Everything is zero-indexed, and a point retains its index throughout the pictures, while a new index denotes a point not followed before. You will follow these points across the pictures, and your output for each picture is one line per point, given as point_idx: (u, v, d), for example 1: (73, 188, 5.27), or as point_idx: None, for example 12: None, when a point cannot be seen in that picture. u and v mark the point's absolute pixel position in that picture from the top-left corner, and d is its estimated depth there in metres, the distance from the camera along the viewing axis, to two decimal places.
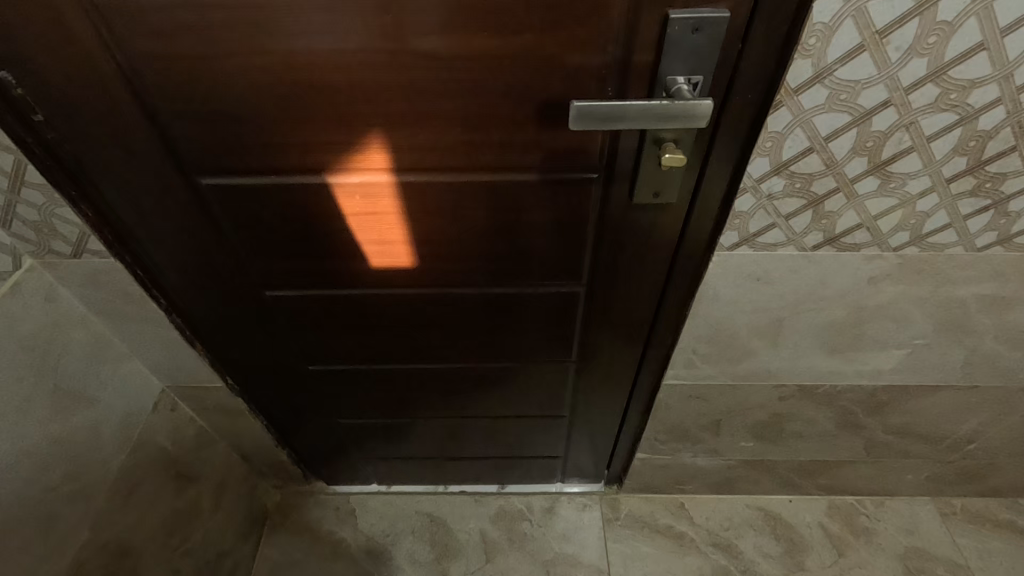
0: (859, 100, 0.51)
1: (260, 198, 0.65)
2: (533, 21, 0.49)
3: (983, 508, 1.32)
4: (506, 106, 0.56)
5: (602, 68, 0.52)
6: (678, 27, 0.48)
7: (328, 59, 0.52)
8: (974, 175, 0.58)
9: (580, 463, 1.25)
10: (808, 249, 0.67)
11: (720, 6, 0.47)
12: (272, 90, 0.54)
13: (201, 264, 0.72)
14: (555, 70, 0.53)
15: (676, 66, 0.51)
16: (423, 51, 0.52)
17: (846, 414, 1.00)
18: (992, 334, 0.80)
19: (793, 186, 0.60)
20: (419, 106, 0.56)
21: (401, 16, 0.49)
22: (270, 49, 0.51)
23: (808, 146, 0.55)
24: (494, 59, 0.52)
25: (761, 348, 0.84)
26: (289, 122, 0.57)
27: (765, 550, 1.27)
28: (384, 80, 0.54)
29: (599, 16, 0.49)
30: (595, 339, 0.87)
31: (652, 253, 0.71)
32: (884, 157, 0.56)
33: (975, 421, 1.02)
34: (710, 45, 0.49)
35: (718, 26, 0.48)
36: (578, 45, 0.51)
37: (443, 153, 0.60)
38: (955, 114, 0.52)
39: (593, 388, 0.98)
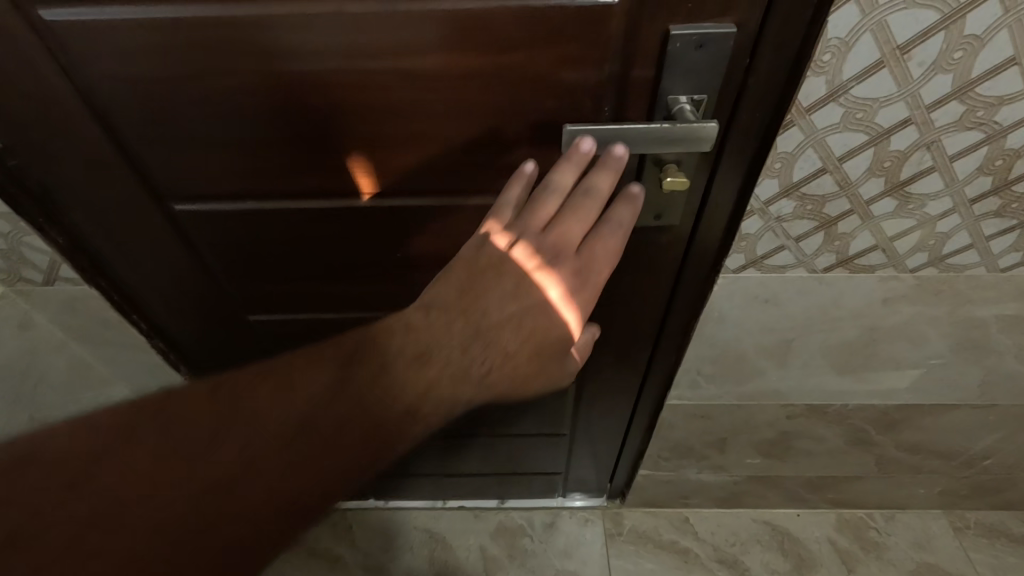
0: (876, 119, 0.47)
1: (240, 222, 0.61)
2: (522, 39, 0.46)
3: (998, 521, 1.28)
4: (497, 127, 0.52)
5: (599, 86, 0.48)
6: (681, 44, 0.44)
7: (304, 80, 0.49)
8: (999, 195, 0.54)
9: (581, 478, 1.22)
10: (819, 272, 0.63)
11: (726, 21, 0.43)
12: (248, 115, 0.51)
13: (181, 290, 0.69)
14: (548, 90, 0.49)
15: (679, 84, 0.47)
16: (406, 72, 0.48)
17: (857, 432, 0.97)
18: (1012, 353, 0.76)
19: (804, 208, 0.56)
20: (403, 126, 0.52)
21: (382, 34, 0.45)
22: (244, 72, 0.48)
23: (820, 166, 0.52)
24: (483, 78, 0.48)
25: (769, 369, 0.80)
26: (267, 146, 0.54)
27: (771, 566, 1.24)
28: (365, 101, 0.50)
29: (595, 32, 0.45)
30: (596, 359, 0.84)
31: (655, 274, 0.68)
32: (901, 178, 0.52)
33: (992, 437, 0.98)
34: (715, 62, 0.45)
35: (724, 41, 0.44)
36: (572, 62, 0.47)
37: (432, 175, 0.57)
38: (981, 133, 0.48)
39: (595, 405, 0.95)
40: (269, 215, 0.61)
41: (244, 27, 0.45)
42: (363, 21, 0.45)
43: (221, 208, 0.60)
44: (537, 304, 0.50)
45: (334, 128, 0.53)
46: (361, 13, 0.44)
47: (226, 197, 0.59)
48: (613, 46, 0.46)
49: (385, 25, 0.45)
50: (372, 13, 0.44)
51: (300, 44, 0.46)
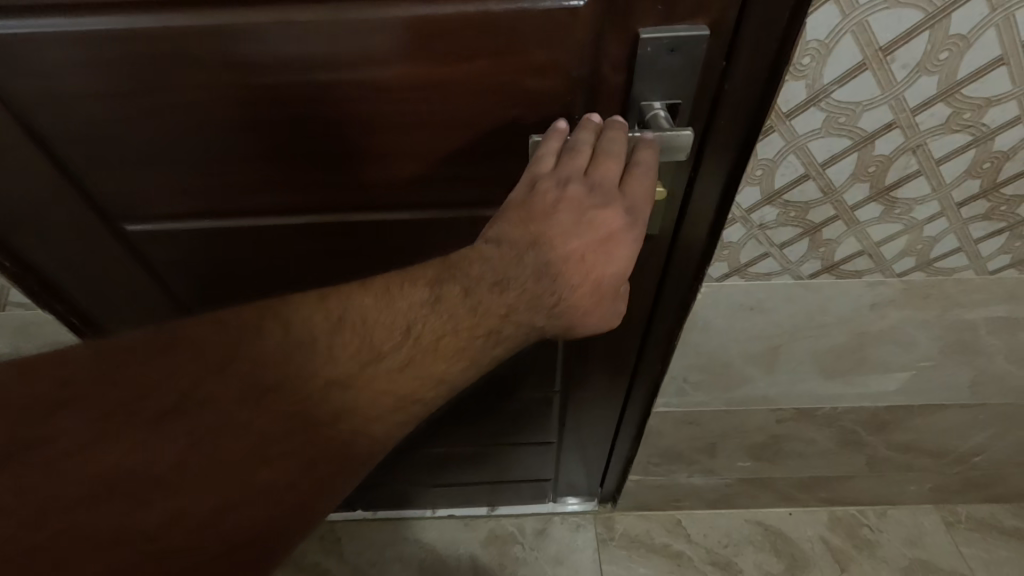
0: (860, 124, 0.45)
1: (198, 241, 0.58)
2: (483, 46, 0.43)
3: (989, 515, 1.27)
4: (464, 137, 0.49)
5: (568, 94, 0.46)
6: (651, 49, 0.42)
7: (254, 92, 0.45)
8: (987, 198, 0.52)
9: (572, 484, 1.20)
10: (805, 278, 0.61)
11: (699, 23, 0.41)
12: (193, 132, 0.48)
13: (141, 311, 0.65)
14: (514, 99, 0.46)
15: (652, 90, 0.45)
16: (362, 83, 0.45)
17: (847, 433, 0.95)
18: (1001, 354, 0.74)
19: (787, 215, 0.54)
20: (364, 138, 0.49)
21: (333, 44, 0.43)
22: (185, 87, 0.45)
23: (803, 172, 0.49)
24: (443, 88, 0.46)
25: (757, 375, 0.78)
26: (218, 164, 0.51)
27: (764, 567, 1.23)
28: (321, 113, 0.47)
29: (561, 38, 0.42)
30: (579, 369, 0.81)
31: (637, 284, 0.65)
32: (887, 183, 0.50)
33: (982, 435, 0.97)
34: (689, 67, 0.43)
35: (697, 45, 0.42)
36: (539, 69, 0.44)
37: (398, 188, 0.54)
38: (968, 135, 0.46)
39: (582, 415, 0.92)
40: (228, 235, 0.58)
41: (180, 39, 0.42)
42: (312, 31, 0.42)
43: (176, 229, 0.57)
44: (597, 244, 0.44)
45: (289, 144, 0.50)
46: (309, 22, 0.41)
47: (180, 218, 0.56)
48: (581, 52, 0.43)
49: (336, 34, 0.42)
50: (321, 21, 0.41)
51: (244, 56, 0.43)
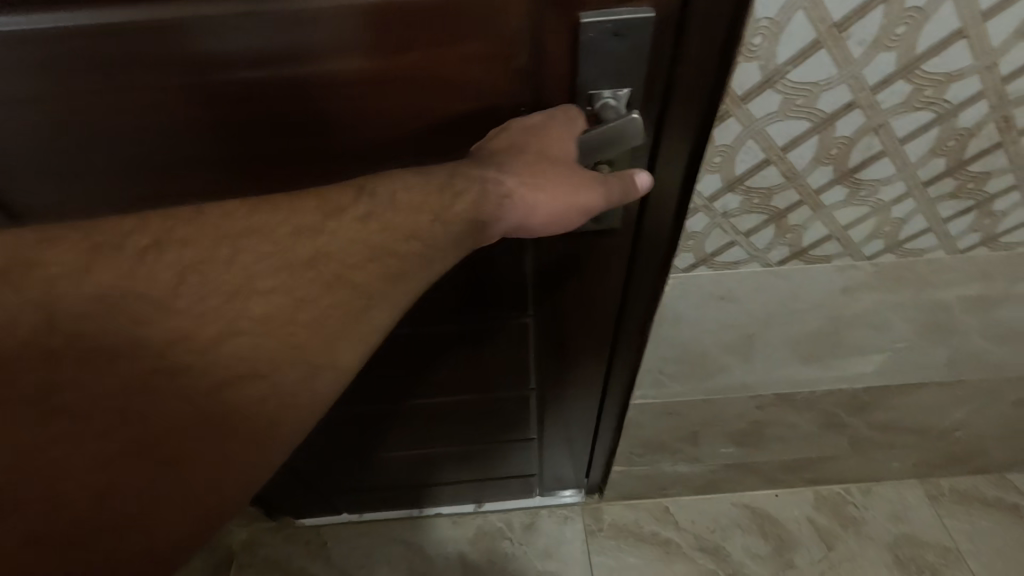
0: (818, 105, 0.43)
1: None
2: (415, 38, 0.40)
3: (971, 487, 1.28)
4: (406, 133, 0.47)
5: (510, 85, 0.43)
6: (594, 34, 0.39)
7: (172, 94, 0.42)
8: (954, 176, 0.50)
9: (557, 478, 1.19)
10: (774, 265, 0.59)
11: (644, 6, 0.38)
12: (111, 141, 0.45)
13: None
14: (454, 93, 0.44)
15: (599, 78, 0.42)
16: (289, 82, 0.42)
17: (828, 416, 0.94)
18: (977, 332, 0.73)
19: (750, 202, 0.52)
20: (301, 138, 0.47)
21: (251, 42, 0.39)
22: (92, 93, 0.41)
23: (763, 157, 0.47)
24: (378, 84, 0.43)
25: (733, 364, 0.77)
26: (144, 174, 0.48)
27: (752, 550, 1.23)
28: (250, 113, 0.44)
29: (497, 25, 0.40)
30: (553, 370, 0.79)
31: (605, 283, 0.62)
32: (850, 165, 0.48)
33: (961, 411, 0.97)
34: (636, 54, 0.40)
35: (644, 30, 0.39)
36: (477, 59, 0.41)
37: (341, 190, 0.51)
38: (931, 113, 0.44)
39: (561, 414, 0.91)
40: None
41: (78, 42, 0.38)
42: (227, 28, 0.38)
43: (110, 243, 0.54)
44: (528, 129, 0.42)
45: (217, 149, 0.47)
46: (222, 18, 0.38)
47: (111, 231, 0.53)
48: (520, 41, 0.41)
49: (252, 30, 0.39)
50: (235, 16, 0.38)
51: (153, 58, 0.40)
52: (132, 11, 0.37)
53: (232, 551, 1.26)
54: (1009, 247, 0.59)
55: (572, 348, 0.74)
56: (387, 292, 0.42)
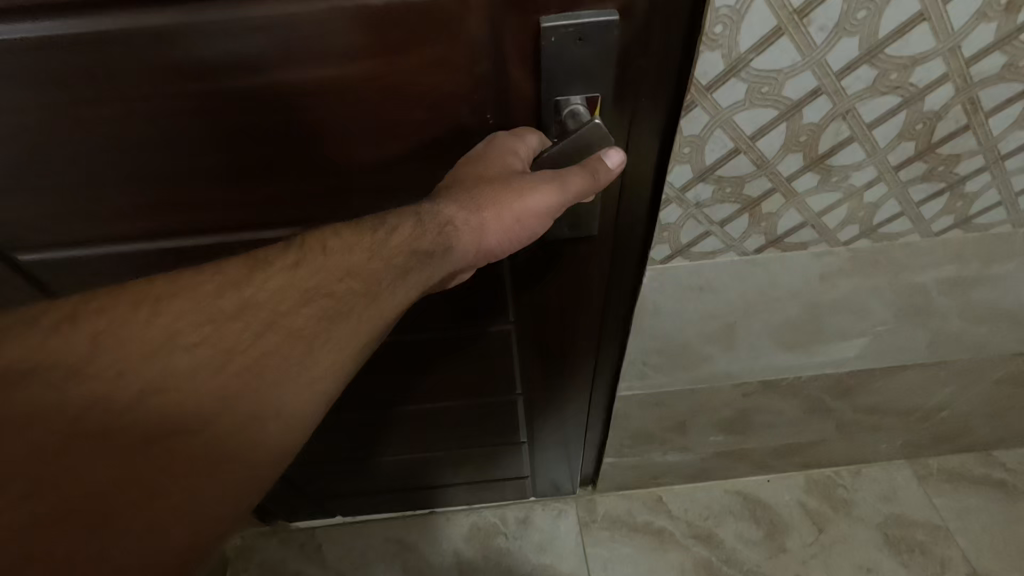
0: (784, 92, 0.43)
1: (97, 265, 0.55)
2: (371, 45, 0.39)
3: (959, 465, 1.30)
4: (370, 143, 0.46)
5: (472, 91, 0.43)
6: (558, 37, 0.38)
7: (124, 108, 0.41)
8: (925, 159, 0.50)
9: (550, 481, 1.19)
10: (750, 254, 0.59)
11: (607, 7, 0.37)
12: (64, 155, 0.44)
13: None
14: (416, 100, 0.43)
15: (566, 82, 0.41)
16: (245, 92, 0.41)
17: (814, 401, 0.95)
18: (955, 313, 0.74)
19: (723, 191, 0.51)
20: (263, 151, 0.46)
21: (202, 49, 0.39)
22: (41, 108, 0.41)
23: (733, 147, 0.47)
24: (338, 92, 0.42)
25: (716, 353, 0.77)
26: (104, 187, 0.47)
27: (745, 535, 1.24)
28: (208, 126, 0.43)
29: (456, 30, 0.39)
30: (538, 376, 0.79)
31: (583, 288, 0.62)
32: (821, 151, 0.48)
33: (945, 391, 0.97)
34: (602, 58, 0.40)
35: (608, 32, 0.38)
36: (436, 67, 0.41)
37: (309, 202, 0.51)
38: (897, 97, 0.44)
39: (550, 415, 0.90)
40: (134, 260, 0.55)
41: (21, 53, 0.37)
42: (176, 36, 0.38)
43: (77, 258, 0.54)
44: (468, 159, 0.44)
45: (176, 162, 0.46)
46: (170, 25, 0.37)
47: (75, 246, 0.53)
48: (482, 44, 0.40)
49: (202, 38, 0.38)
50: (182, 26, 0.37)
51: (100, 68, 0.39)
52: (75, 21, 0.36)
53: (226, 556, 1.26)
54: (983, 228, 0.60)
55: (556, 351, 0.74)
56: (354, 297, 0.41)
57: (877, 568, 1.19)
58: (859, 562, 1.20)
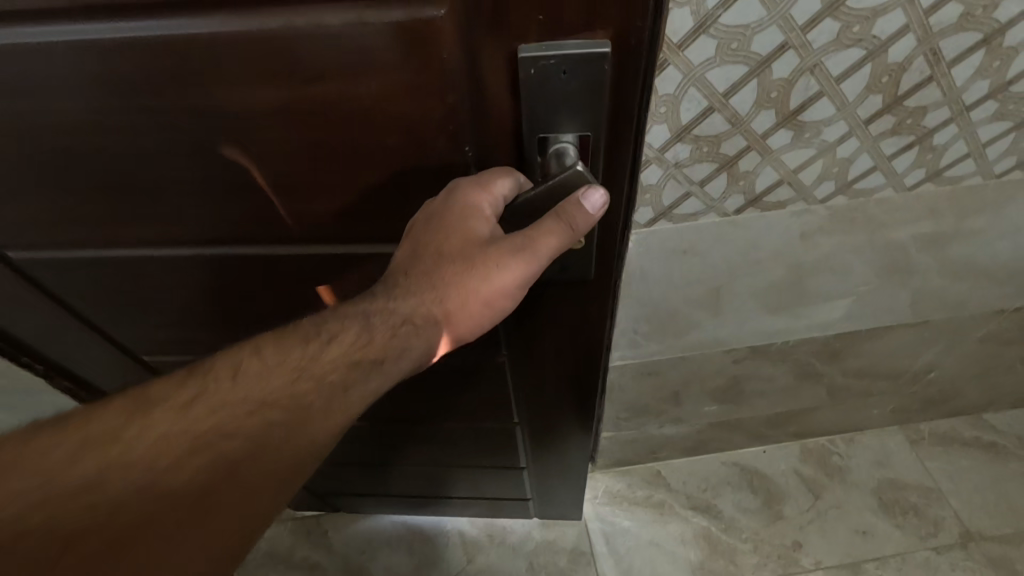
0: (753, 47, 0.45)
1: (93, 266, 0.57)
2: (333, 72, 0.37)
3: (950, 429, 1.32)
4: (339, 172, 0.44)
5: (444, 120, 0.40)
6: (537, 70, 0.37)
7: (92, 122, 0.41)
8: (893, 112, 0.52)
9: (552, 507, 1.17)
10: (731, 214, 0.61)
11: (597, 37, 0.36)
12: (37, 159, 0.44)
13: (61, 327, 0.66)
14: (385, 127, 0.41)
15: (549, 112, 0.40)
16: (203, 112, 0.40)
17: (804, 366, 0.97)
18: (935, 270, 0.76)
19: (700, 151, 0.53)
20: (231, 173, 0.45)
21: (151, 67, 0.37)
22: (6, 115, 0.41)
23: (707, 105, 0.49)
24: (300, 117, 0.40)
25: (704, 318, 0.79)
26: (82, 194, 0.48)
27: (743, 505, 1.26)
28: (174, 143, 0.43)
29: (425, 59, 0.36)
30: (532, 405, 0.79)
31: (572, 324, 0.62)
32: (792, 107, 0.50)
33: (931, 351, 1.00)
34: (587, 92, 0.38)
35: (594, 64, 0.36)
36: (404, 93, 0.38)
37: (284, 223, 0.50)
38: (861, 49, 0.46)
39: (551, 438, 0.89)
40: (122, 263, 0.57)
41: None
42: (124, 53, 0.36)
43: (69, 259, 0.56)
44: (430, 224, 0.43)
45: (143, 173, 0.45)
46: (117, 42, 0.35)
47: (63, 247, 0.54)
48: (457, 73, 0.37)
49: (149, 55, 0.36)
50: (131, 45, 0.36)
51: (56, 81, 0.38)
52: (22, 32, 0.35)
53: None
54: (954, 181, 0.62)
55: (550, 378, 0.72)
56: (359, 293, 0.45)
57: (873, 531, 1.21)
58: (855, 525, 1.22)
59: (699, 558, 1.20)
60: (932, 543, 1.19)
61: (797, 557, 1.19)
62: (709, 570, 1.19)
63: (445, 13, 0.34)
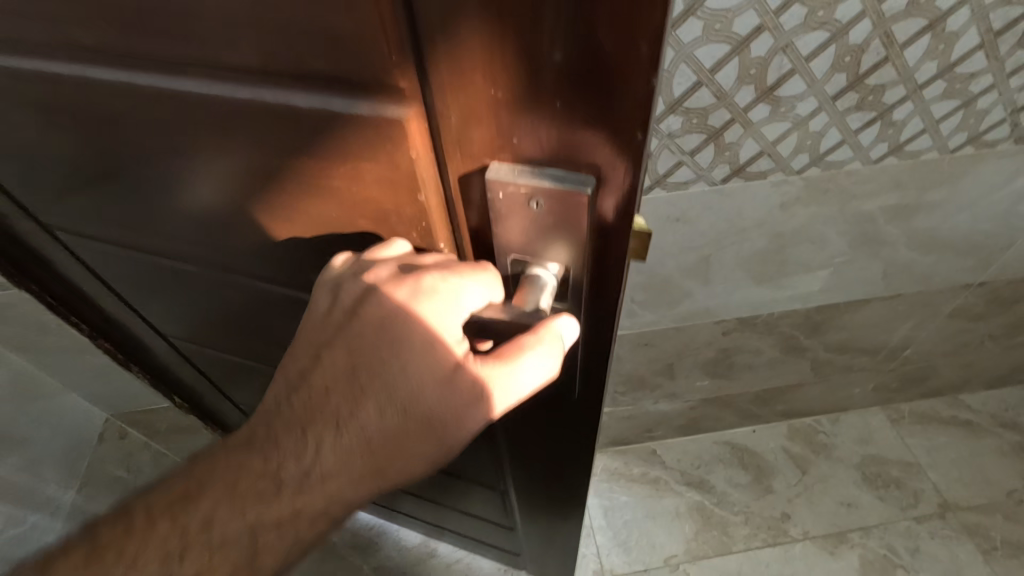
0: (734, 28, 0.53)
1: (133, 260, 0.57)
2: (301, 143, 0.33)
3: (928, 408, 1.40)
4: (321, 236, 0.41)
5: (419, 215, 0.36)
6: (506, 195, 0.32)
7: (94, 149, 0.40)
8: (856, 89, 0.60)
9: (539, 564, 1.14)
10: (718, 183, 0.69)
11: (579, 172, 0.31)
12: (66, 178, 0.45)
13: (110, 300, 0.67)
14: (361, 207, 0.37)
15: (526, 237, 0.35)
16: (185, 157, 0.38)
17: (788, 339, 1.05)
18: (904, 241, 0.84)
19: (690, 122, 0.61)
20: (215, 216, 0.43)
21: (138, 112, 0.35)
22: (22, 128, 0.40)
23: (696, 80, 0.57)
24: (276, 182, 0.37)
25: (695, 288, 0.86)
26: (94, 205, 0.47)
27: (734, 480, 1.32)
28: (164, 179, 0.41)
29: (396, 156, 0.32)
30: (515, 473, 0.76)
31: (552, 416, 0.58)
32: (768, 83, 0.58)
33: (905, 326, 1.08)
34: (557, 226, 0.33)
35: (568, 199, 0.31)
36: (384, 185, 0.34)
37: (272, 266, 0.48)
38: (826, 32, 0.54)
39: (537, 505, 0.84)
40: (172, 280, 0.58)
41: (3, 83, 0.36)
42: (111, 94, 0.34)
43: (127, 268, 0.58)
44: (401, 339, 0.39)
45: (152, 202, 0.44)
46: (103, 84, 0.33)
47: (117, 255, 0.56)
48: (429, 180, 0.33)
49: (131, 98, 0.34)
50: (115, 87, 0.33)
51: (60, 105, 0.37)
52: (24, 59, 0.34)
53: None
54: (914, 155, 0.70)
55: (529, 455, 0.69)
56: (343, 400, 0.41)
57: (858, 503, 1.28)
58: (840, 498, 1.29)
59: (693, 530, 1.26)
60: (912, 513, 1.26)
61: (786, 528, 1.25)
62: (703, 540, 1.25)
63: (414, 116, 0.29)
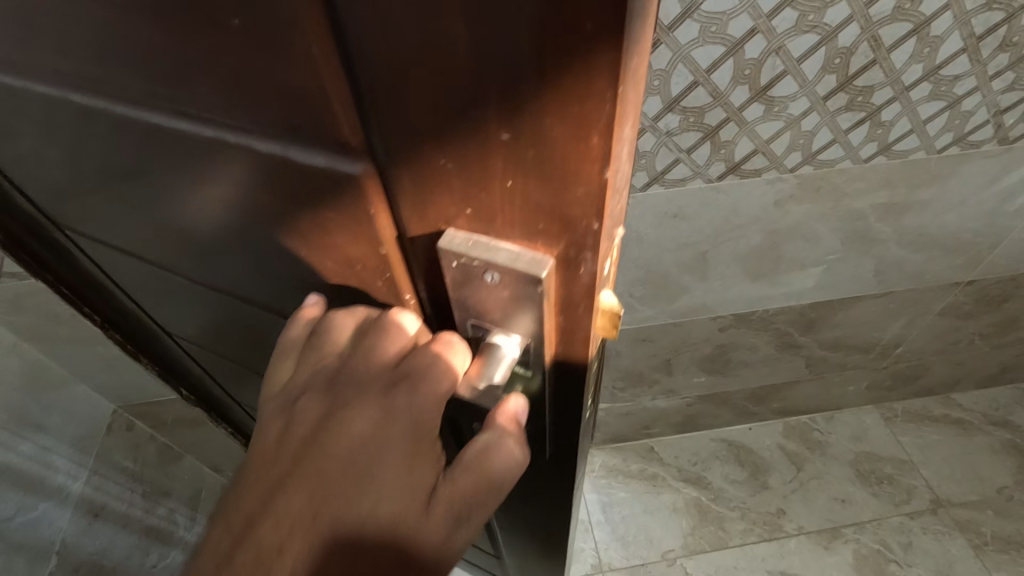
0: (729, 31, 0.55)
1: (126, 270, 0.55)
2: (280, 195, 0.29)
3: (921, 407, 1.42)
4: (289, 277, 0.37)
5: (384, 269, 0.31)
6: (460, 265, 0.27)
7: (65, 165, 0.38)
8: (845, 90, 0.63)
9: None
10: (714, 180, 0.71)
11: (538, 251, 0.26)
12: (52, 189, 0.43)
13: (114, 299, 0.67)
14: (326, 252, 0.32)
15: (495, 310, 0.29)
16: (149, 182, 0.34)
17: (783, 336, 1.07)
18: (894, 239, 0.87)
19: (687, 121, 0.64)
20: (187, 244, 0.39)
21: (97, 134, 0.32)
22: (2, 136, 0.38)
23: (693, 80, 0.59)
24: (240, 218, 0.33)
25: (693, 283, 0.89)
26: (79, 217, 0.45)
27: (731, 476, 1.34)
28: (133, 203, 0.38)
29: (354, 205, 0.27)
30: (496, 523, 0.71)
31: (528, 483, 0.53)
32: (762, 84, 0.61)
33: (897, 324, 1.10)
34: (510, 302, 0.28)
35: (525, 280, 0.26)
36: (345, 233, 0.29)
37: (249, 299, 0.44)
38: (816, 35, 0.57)
39: (523, 556, 0.78)
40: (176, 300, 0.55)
41: None
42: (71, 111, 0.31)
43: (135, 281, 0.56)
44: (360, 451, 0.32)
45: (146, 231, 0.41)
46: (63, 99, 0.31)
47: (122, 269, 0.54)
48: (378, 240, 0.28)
49: (95, 120, 0.31)
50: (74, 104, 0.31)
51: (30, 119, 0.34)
52: None
53: None
54: (902, 155, 0.73)
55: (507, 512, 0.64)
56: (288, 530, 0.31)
57: (852, 499, 1.30)
58: (834, 494, 1.31)
59: (690, 525, 1.28)
60: (905, 509, 1.28)
61: (781, 523, 1.27)
62: (700, 535, 1.27)
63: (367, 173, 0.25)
